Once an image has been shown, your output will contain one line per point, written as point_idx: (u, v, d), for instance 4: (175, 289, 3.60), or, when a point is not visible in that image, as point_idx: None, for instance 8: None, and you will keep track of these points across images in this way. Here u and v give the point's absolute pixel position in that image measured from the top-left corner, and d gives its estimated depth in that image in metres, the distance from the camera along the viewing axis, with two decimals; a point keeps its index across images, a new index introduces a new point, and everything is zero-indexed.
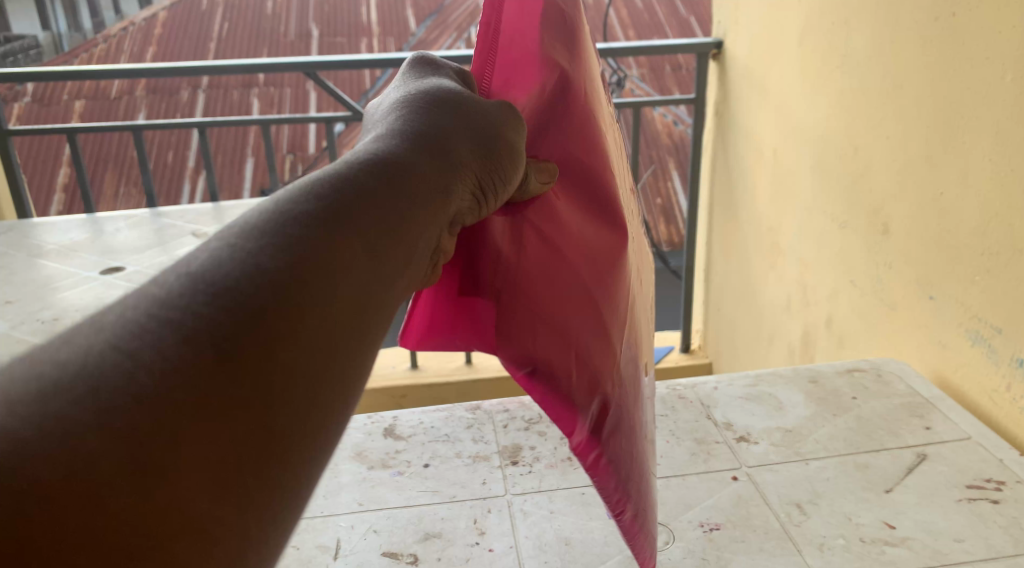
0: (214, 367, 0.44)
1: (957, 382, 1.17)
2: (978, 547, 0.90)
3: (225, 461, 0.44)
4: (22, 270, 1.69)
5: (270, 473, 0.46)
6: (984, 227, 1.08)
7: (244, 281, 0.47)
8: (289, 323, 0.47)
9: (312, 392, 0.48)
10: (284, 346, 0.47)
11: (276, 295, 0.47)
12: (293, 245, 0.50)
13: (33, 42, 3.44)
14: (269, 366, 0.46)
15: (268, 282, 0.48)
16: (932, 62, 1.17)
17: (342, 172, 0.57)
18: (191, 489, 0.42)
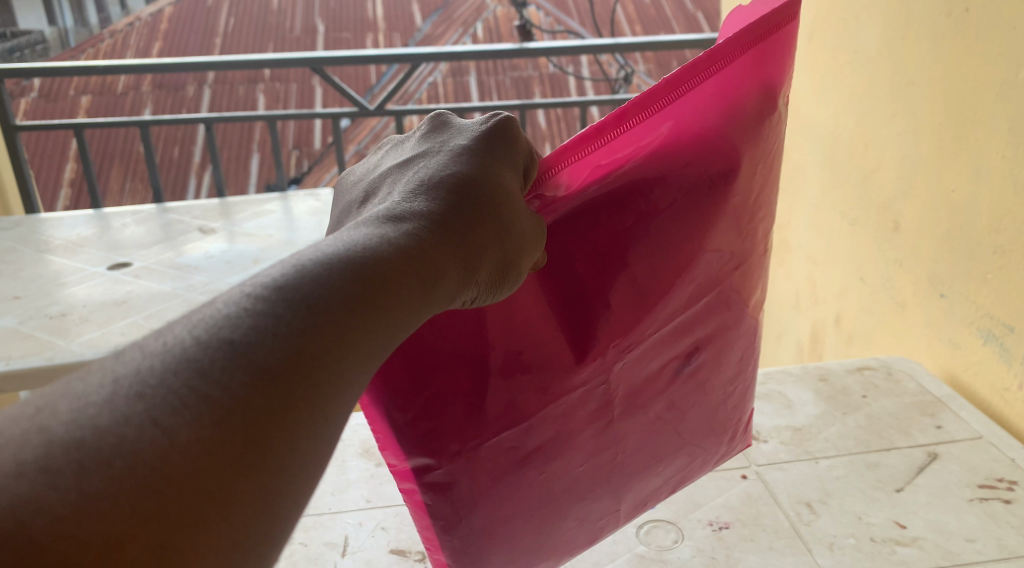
0: (229, 418, 0.45)
1: (967, 381, 1.16)
2: (990, 547, 0.89)
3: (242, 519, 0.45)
4: (29, 265, 1.69)
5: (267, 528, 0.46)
6: (996, 224, 1.08)
7: (273, 356, 0.47)
8: (307, 409, 0.48)
9: (313, 464, 0.49)
10: (298, 417, 0.48)
11: (299, 380, 0.47)
12: (322, 340, 0.49)
13: (39, 37, 3.24)
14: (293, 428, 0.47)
15: (292, 366, 0.47)
16: (944, 57, 1.16)
17: (376, 257, 0.54)
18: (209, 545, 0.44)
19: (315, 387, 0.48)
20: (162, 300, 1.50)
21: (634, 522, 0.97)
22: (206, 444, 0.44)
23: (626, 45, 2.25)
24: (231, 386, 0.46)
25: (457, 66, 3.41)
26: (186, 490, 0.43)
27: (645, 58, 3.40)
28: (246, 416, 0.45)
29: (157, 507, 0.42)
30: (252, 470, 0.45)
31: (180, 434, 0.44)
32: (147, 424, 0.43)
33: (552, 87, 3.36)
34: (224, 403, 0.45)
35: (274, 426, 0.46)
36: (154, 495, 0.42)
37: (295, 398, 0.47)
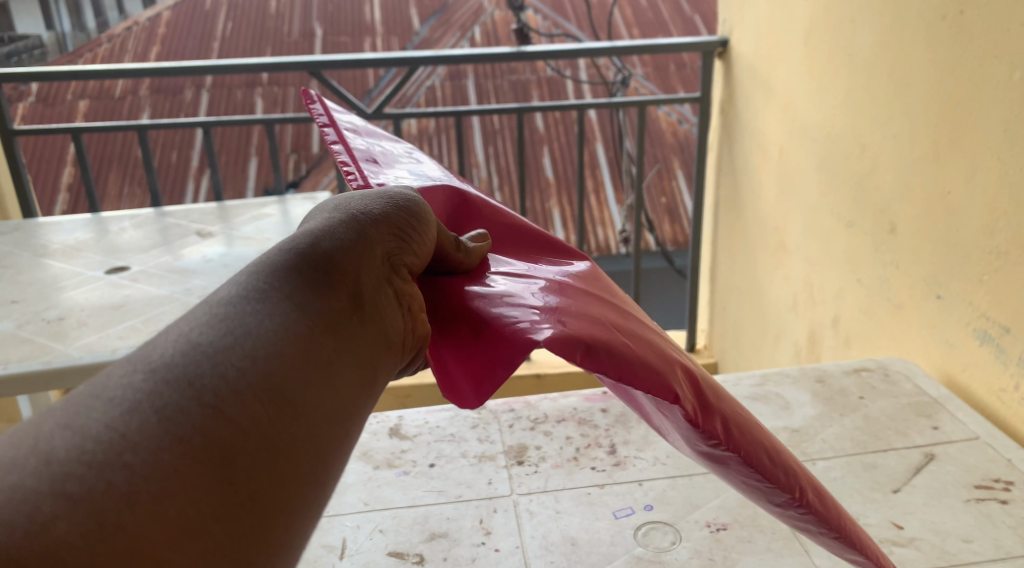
0: (160, 429, 0.50)
1: (963, 382, 1.16)
2: (986, 547, 0.89)
3: (206, 512, 0.49)
4: (27, 269, 1.69)
5: (232, 518, 0.50)
6: (992, 226, 1.08)
7: (180, 355, 0.54)
8: (228, 383, 0.54)
9: (261, 439, 0.54)
10: (228, 401, 0.53)
11: (211, 361, 0.54)
12: (215, 326, 0.57)
13: (36, 42, 3.36)
14: (234, 428, 0.53)
15: (203, 354, 0.55)
16: (939, 59, 1.16)
17: (257, 265, 0.64)
18: (172, 539, 0.47)
19: (240, 377, 0.55)
20: (160, 304, 1.49)
21: (632, 523, 0.97)
22: (141, 453, 0.48)
23: (623, 48, 2.25)
24: (155, 406, 0.51)
25: (455, 70, 3.41)
26: (132, 495, 0.47)
27: (643, 62, 3.40)
28: (184, 423, 0.51)
29: (100, 513, 0.45)
30: (180, 451, 0.50)
31: (111, 451, 0.48)
32: (75, 450, 0.47)
33: (550, 91, 3.35)
34: (153, 422, 0.50)
35: (210, 427, 0.51)
36: (96, 504, 0.45)
37: (223, 395, 0.53)
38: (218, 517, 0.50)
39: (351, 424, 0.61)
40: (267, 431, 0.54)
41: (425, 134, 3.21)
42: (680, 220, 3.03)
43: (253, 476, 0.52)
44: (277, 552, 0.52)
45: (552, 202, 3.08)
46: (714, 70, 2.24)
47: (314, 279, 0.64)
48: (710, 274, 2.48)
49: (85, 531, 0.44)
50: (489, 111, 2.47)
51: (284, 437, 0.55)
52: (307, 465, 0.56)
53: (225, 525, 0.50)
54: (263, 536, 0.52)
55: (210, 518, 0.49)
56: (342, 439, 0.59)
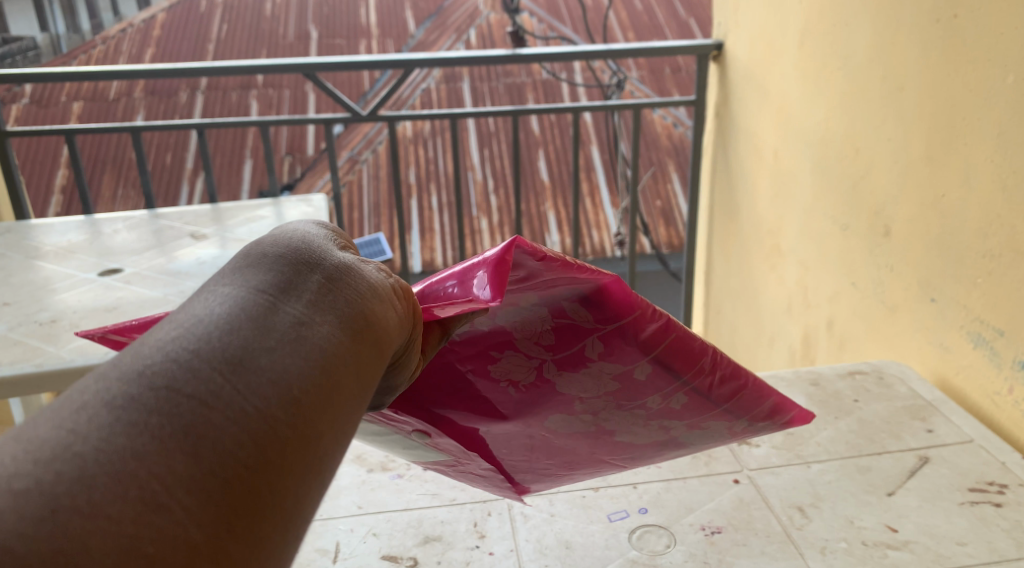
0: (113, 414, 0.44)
1: (958, 385, 1.16)
2: (981, 550, 0.89)
3: (172, 484, 0.43)
4: (19, 271, 1.68)
5: (205, 486, 0.44)
6: (985, 229, 1.08)
7: (128, 356, 0.49)
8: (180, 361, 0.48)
9: (229, 407, 0.47)
10: (186, 377, 0.47)
11: (159, 349, 0.48)
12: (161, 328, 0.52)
13: (31, 44, 3.40)
14: (197, 395, 0.47)
15: (148, 347, 0.49)
16: (932, 62, 1.17)
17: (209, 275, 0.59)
18: (134, 511, 0.41)
19: (194, 353, 0.48)
20: (153, 306, 1.49)
21: (626, 526, 0.97)
22: (93, 440, 0.43)
23: (618, 50, 2.25)
24: (104, 398, 0.45)
25: (450, 73, 3.42)
26: (86, 478, 0.41)
27: (638, 65, 3.41)
28: (139, 407, 0.45)
29: (53, 499, 0.40)
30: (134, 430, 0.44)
31: (59, 443, 0.42)
32: (19, 450, 0.42)
33: (545, 93, 3.35)
34: (104, 411, 0.44)
35: (167, 406, 0.45)
36: (45, 492, 0.40)
37: (178, 375, 0.47)
38: (193, 486, 0.44)
39: (342, 381, 0.54)
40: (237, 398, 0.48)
41: (420, 136, 3.22)
42: (674, 223, 3.03)
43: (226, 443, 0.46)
44: (270, 517, 0.47)
45: (547, 205, 3.09)
46: (708, 73, 2.24)
47: (260, 261, 0.58)
48: (704, 277, 2.48)
49: (36, 518, 0.39)
50: (484, 113, 2.47)
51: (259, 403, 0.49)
52: (288, 425, 0.49)
53: (201, 490, 0.44)
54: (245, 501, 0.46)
55: (181, 492, 0.43)
56: (335, 397, 0.53)
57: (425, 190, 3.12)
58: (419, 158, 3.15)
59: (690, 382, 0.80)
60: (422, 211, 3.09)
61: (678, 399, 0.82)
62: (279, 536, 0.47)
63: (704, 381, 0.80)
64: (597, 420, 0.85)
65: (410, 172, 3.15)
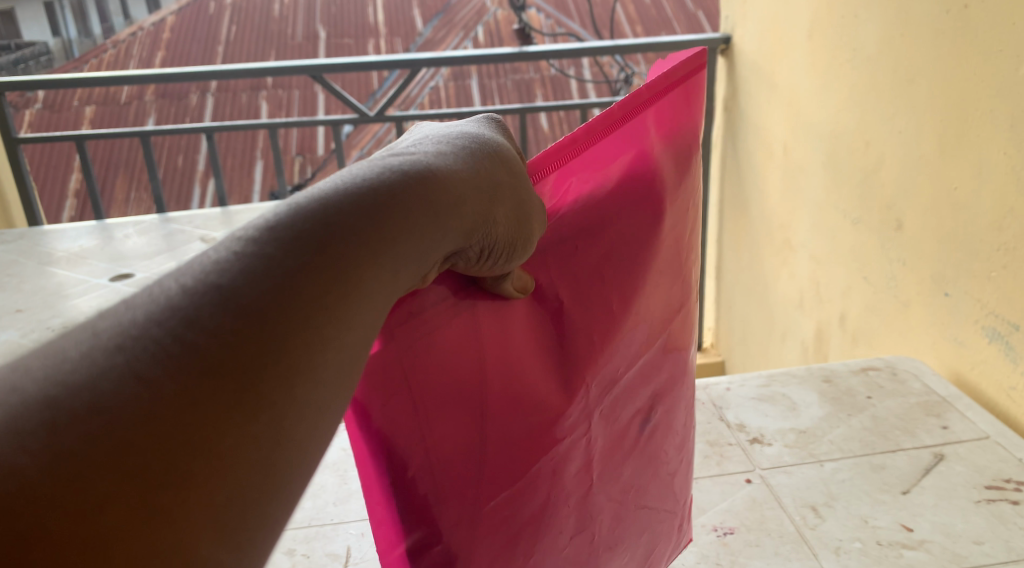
0: (234, 397, 0.42)
1: (973, 380, 1.15)
2: (998, 549, 0.88)
3: (249, 501, 0.42)
4: (32, 278, 1.70)
5: (271, 511, 0.43)
6: (1000, 222, 1.07)
7: (271, 308, 0.43)
8: (294, 364, 0.44)
9: (319, 427, 0.46)
10: (301, 381, 0.44)
11: (291, 328, 0.44)
12: (308, 271, 0.45)
13: (43, 49, 3.43)
14: (276, 391, 0.43)
15: (288, 311, 0.44)
16: (944, 54, 1.15)
17: (385, 184, 0.50)
18: (206, 533, 0.40)
19: (306, 365, 0.44)
20: None
21: None
22: (208, 429, 0.41)
23: (626, 46, 2.23)
24: (235, 367, 0.42)
25: (459, 71, 3.42)
26: (190, 476, 0.40)
27: (647, 58, 3.39)
28: (248, 399, 0.42)
29: (152, 495, 0.39)
30: (242, 426, 0.42)
31: (178, 422, 0.40)
32: (140, 411, 0.39)
33: (554, 89, 3.34)
34: (230, 386, 0.42)
35: (273, 407, 0.43)
36: (149, 482, 0.39)
37: (275, 374, 0.43)
38: (249, 491, 0.42)
39: None
40: (302, 409, 0.44)
41: None
42: None
43: (303, 466, 0.45)
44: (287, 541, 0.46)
45: None
46: (718, 67, 2.23)
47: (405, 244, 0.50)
48: (716, 272, 2.46)
49: (133, 510, 0.38)
50: (491, 112, 2.46)
51: (329, 432, 0.47)
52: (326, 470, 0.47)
53: (259, 510, 0.43)
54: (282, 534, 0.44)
55: (252, 512, 0.42)
56: None
57: None
58: None
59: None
60: None
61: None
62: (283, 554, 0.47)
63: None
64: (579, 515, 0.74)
65: None
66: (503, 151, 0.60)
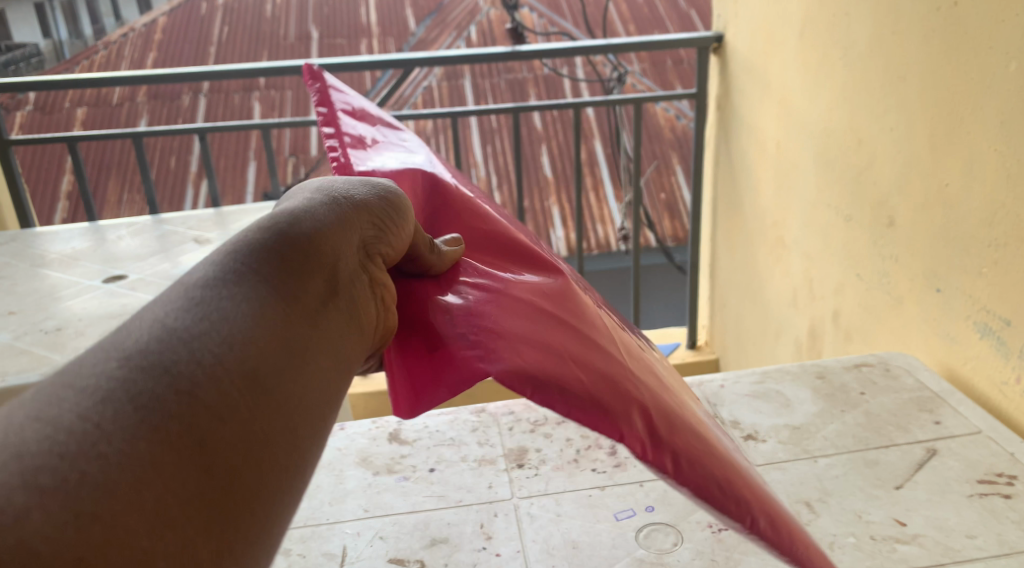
0: (136, 417, 0.47)
1: (965, 375, 1.16)
2: (990, 542, 0.89)
3: (180, 502, 0.47)
4: (24, 280, 1.69)
5: (211, 511, 0.48)
6: (990, 218, 1.07)
7: (158, 344, 0.52)
8: (202, 375, 0.52)
9: (237, 431, 0.52)
10: (205, 392, 0.51)
11: (190, 353, 0.52)
12: (199, 313, 0.55)
13: (34, 50, 3.41)
14: (183, 404, 0.50)
15: (185, 344, 0.52)
16: (934, 51, 1.16)
17: (248, 246, 0.62)
18: (142, 529, 0.44)
19: (215, 369, 0.53)
20: None
21: (633, 525, 0.97)
22: (118, 442, 0.46)
23: (618, 45, 2.24)
24: (129, 393, 0.48)
25: (452, 71, 3.43)
26: (110, 482, 0.44)
27: (640, 58, 3.40)
28: (159, 413, 0.48)
29: (75, 503, 0.42)
30: (155, 438, 0.47)
31: (86, 441, 0.45)
32: (46, 440, 0.44)
33: (547, 89, 3.34)
34: (129, 409, 0.47)
35: (184, 416, 0.49)
36: (69, 492, 0.43)
37: (197, 381, 0.51)
38: (178, 493, 0.47)
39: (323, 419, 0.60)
40: (216, 413, 0.51)
41: (423, 134, 3.25)
42: (679, 216, 3.02)
43: (230, 468, 0.50)
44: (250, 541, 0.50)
45: (551, 201, 3.08)
46: (709, 65, 2.23)
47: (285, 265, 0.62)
48: (709, 270, 2.47)
49: (60, 519, 0.42)
50: (484, 112, 2.46)
51: (257, 431, 0.53)
52: (273, 464, 0.54)
53: (196, 509, 0.47)
54: (233, 531, 0.49)
55: (186, 511, 0.47)
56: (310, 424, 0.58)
57: None
58: None
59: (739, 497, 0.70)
60: None
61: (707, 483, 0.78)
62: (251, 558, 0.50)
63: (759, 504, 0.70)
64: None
65: None
66: (338, 190, 0.73)
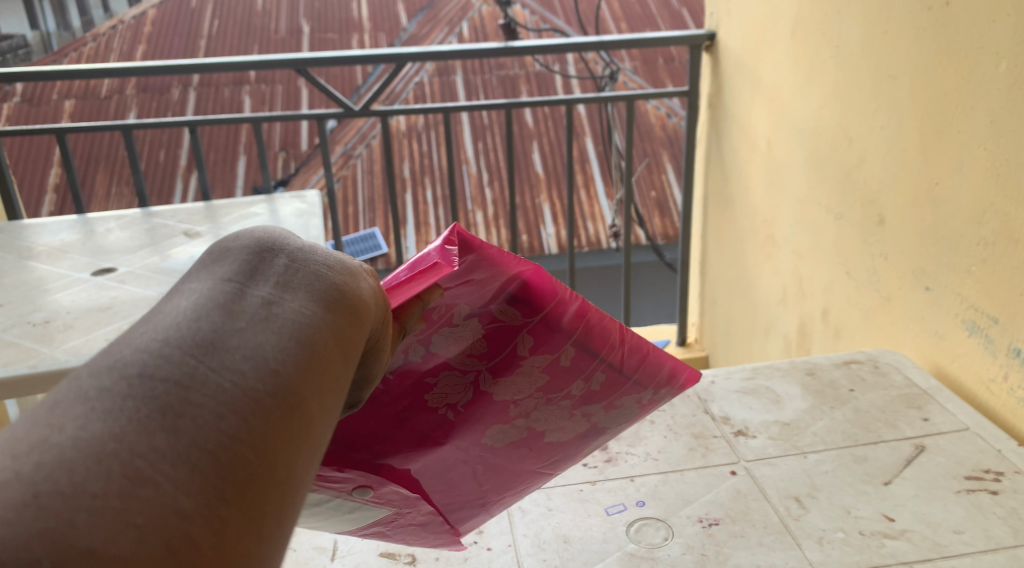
0: (84, 408, 0.40)
1: (953, 372, 1.17)
2: (978, 538, 0.90)
3: (159, 458, 0.39)
4: (11, 272, 1.68)
5: (199, 460, 0.41)
6: (980, 216, 1.08)
7: (99, 359, 0.44)
8: (152, 353, 0.44)
9: (212, 383, 0.44)
10: (159, 364, 0.43)
11: (128, 349, 0.44)
12: (136, 329, 0.47)
13: (21, 42, 3.42)
14: (136, 379, 0.42)
15: (125, 347, 0.45)
16: (925, 50, 1.16)
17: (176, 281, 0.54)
18: (119, 487, 0.37)
19: (167, 345, 0.45)
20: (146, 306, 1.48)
21: (624, 519, 0.97)
22: (71, 429, 0.39)
23: (610, 43, 2.24)
24: (79, 392, 0.41)
25: (444, 66, 3.43)
26: (67, 459, 0.38)
27: (631, 56, 3.41)
28: (114, 395, 0.41)
29: (33, 484, 0.36)
30: (109, 413, 0.40)
31: (36, 436, 0.39)
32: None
33: (539, 86, 3.34)
34: (81, 402, 0.41)
35: (142, 389, 0.42)
36: (22, 479, 0.37)
37: (149, 362, 0.43)
38: (151, 450, 0.39)
39: (331, 358, 0.51)
40: (176, 374, 0.43)
41: (414, 129, 3.26)
42: (669, 213, 3.03)
43: (214, 417, 0.43)
44: (264, 495, 0.43)
45: (542, 198, 3.09)
46: (702, 63, 2.23)
47: (227, 258, 0.54)
48: (699, 267, 2.48)
49: (16, 504, 0.36)
50: (478, 107, 2.46)
51: (237, 380, 0.45)
52: (277, 405, 0.45)
53: (180, 462, 0.40)
54: (235, 480, 0.42)
55: (166, 463, 0.39)
56: (316, 369, 0.49)
57: (420, 184, 3.13)
58: (413, 152, 3.17)
59: (605, 357, 0.78)
60: (418, 203, 3.09)
61: (596, 379, 0.80)
62: (272, 513, 0.43)
63: (616, 356, 0.78)
64: (529, 423, 0.82)
65: (405, 166, 3.16)
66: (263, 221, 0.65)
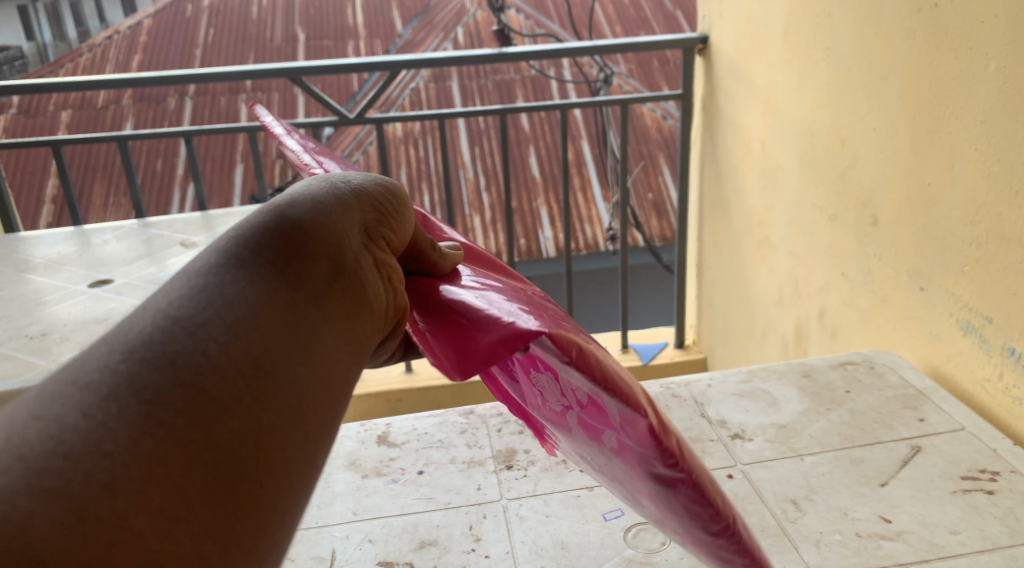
0: (146, 421, 0.47)
1: (948, 372, 1.17)
2: (974, 538, 0.90)
3: (190, 495, 0.47)
4: (9, 285, 1.68)
5: (224, 496, 0.49)
6: (972, 217, 1.09)
7: (156, 351, 0.51)
8: (208, 375, 0.51)
9: (246, 419, 0.51)
10: (210, 385, 0.51)
11: (183, 355, 0.51)
12: (199, 316, 0.54)
13: (17, 53, 3.48)
14: (190, 403, 0.49)
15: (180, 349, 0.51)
16: (914, 52, 1.17)
17: (240, 248, 0.60)
18: (156, 522, 0.45)
19: (216, 363, 0.52)
20: None
21: (621, 524, 0.97)
22: (124, 441, 0.46)
23: (603, 47, 2.24)
24: (136, 390, 0.48)
25: (439, 72, 3.44)
26: (115, 480, 0.45)
27: (626, 59, 3.41)
28: (165, 410, 0.48)
29: (80, 506, 0.43)
30: (160, 435, 0.47)
31: (90, 442, 0.46)
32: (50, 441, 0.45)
33: (534, 90, 3.34)
34: (134, 405, 0.48)
35: (191, 410, 0.49)
36: (73, 494, 0.44)
37: (202, 375, 0.51)
38: (188, 486, 0.47)
39: (337, 395, 0.59)
40: (218, 408, 0.50)
41: (410, 136, 3.27)
42: (667, 215, 3.03)
43: (243, 453, 0.50)
44: (265, 530, 0.50)
45: (540, 201, 3.09)
46: (695, 66, 2.24)
47: (281, 265, 0.60)
48: (696, 270, 2.48)
49: (65, 524, 0.43)
50: (472, 114, 2.46)
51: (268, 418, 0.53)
52: (291, 443, 0.53)
53: (206, 495, 0.48)
54: (252, 513, 0.50)
55: (195, 499, 0.47)
56: (323, 404, 0.57)
57: (417, 190, 3.13)
58: (410, 158, 3.18)
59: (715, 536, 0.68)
60: None
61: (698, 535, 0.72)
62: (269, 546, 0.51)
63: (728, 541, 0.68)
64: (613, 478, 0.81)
65: (402, 172, 3.17)
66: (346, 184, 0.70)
